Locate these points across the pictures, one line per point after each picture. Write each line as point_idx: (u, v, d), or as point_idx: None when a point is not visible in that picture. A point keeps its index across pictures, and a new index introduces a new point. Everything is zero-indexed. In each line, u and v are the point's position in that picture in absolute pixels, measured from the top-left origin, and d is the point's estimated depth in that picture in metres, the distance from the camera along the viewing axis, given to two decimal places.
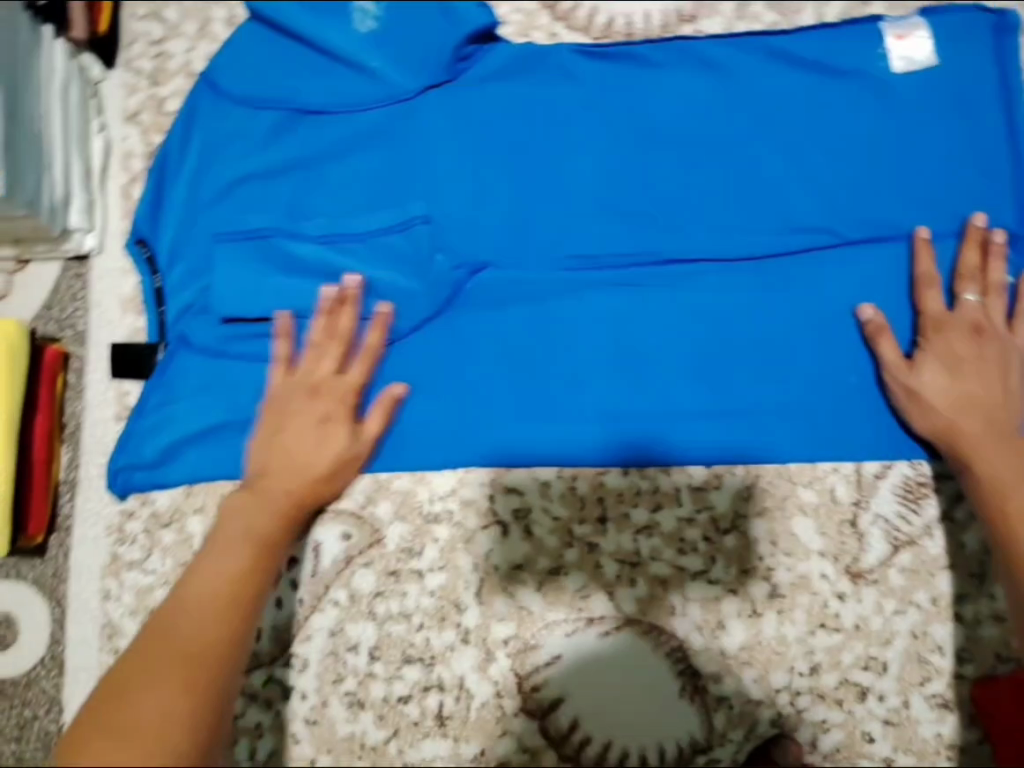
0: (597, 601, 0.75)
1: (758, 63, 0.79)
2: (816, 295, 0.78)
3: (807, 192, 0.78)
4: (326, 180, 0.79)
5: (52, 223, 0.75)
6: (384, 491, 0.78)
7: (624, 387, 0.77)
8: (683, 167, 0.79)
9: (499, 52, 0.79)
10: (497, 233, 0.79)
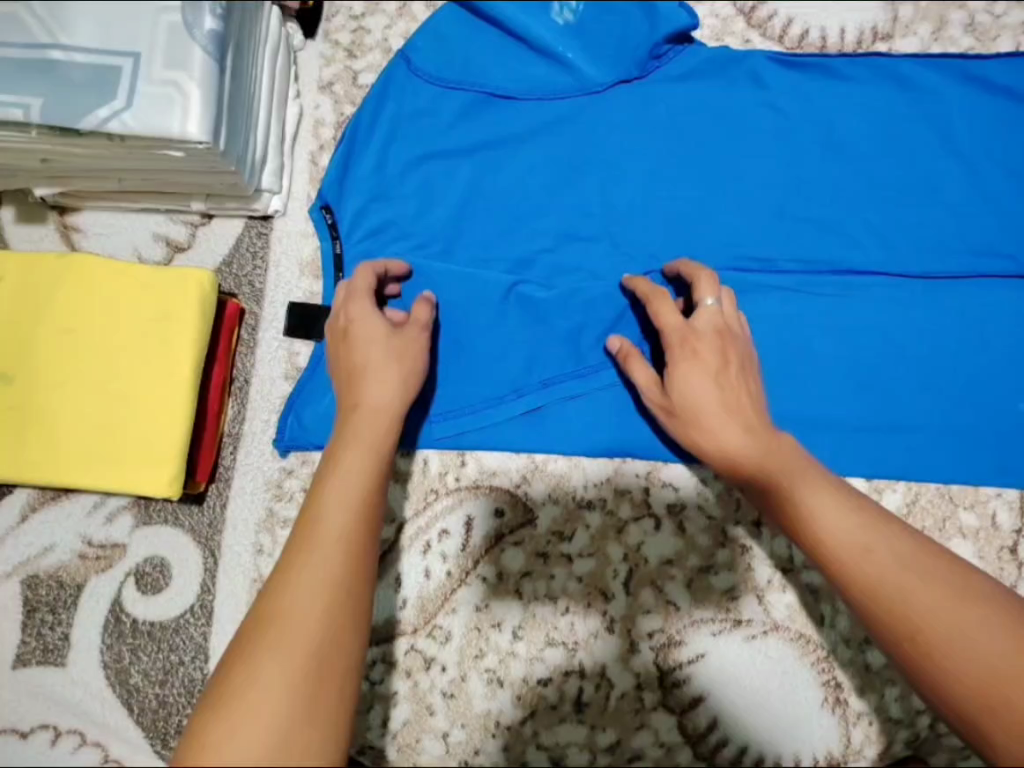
0: (746, 603, 0.75)
1: (951, 85, 0.81)
2: (992, 321, 0.78)
3: (992, 212, 0.79)
4: (512, 162, 0.83)
5: (251, 182, 0.79)
6: (540, 473, 0.79)
7: (789, 395, 0.77)
8: (865, 178, 0.80)
9: (693, 54, 0.83)
10: (671, 228, 0.81)
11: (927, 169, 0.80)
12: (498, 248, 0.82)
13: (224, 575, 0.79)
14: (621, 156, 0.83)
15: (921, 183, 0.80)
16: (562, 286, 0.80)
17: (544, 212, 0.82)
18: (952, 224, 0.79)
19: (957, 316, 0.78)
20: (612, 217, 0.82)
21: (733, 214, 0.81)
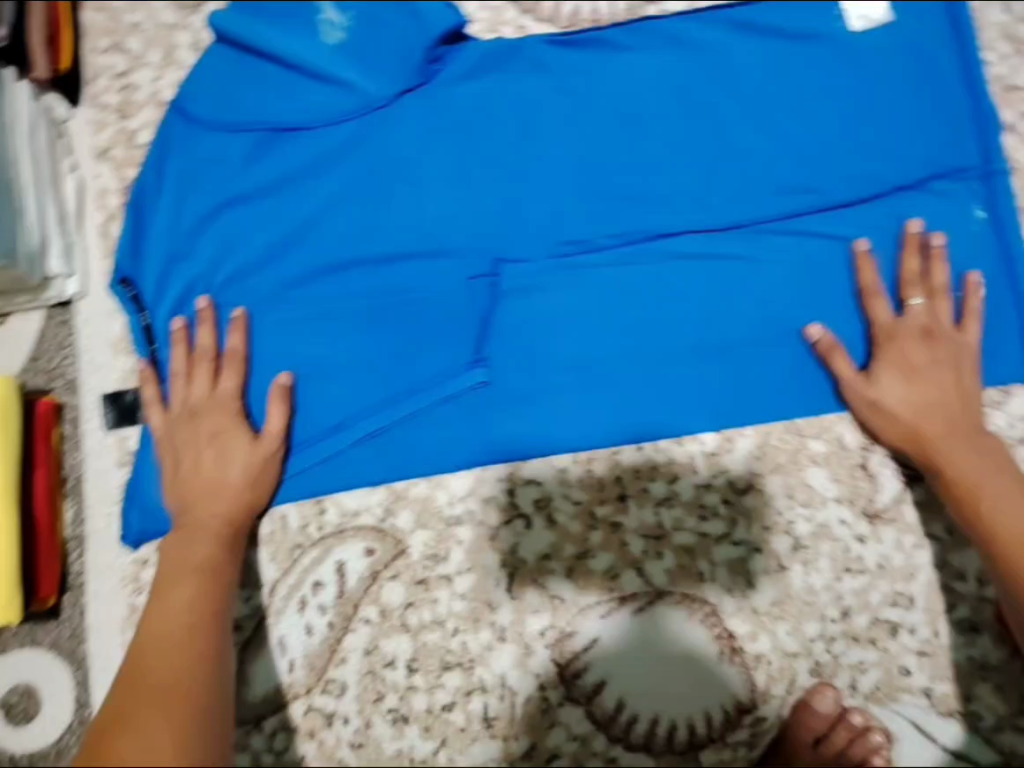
0: (628, 578, 0.76)
1: (723, 35, 0.81)
2: (808, 254, 0.78)
3: (785, 150, 0.79)
4: (307, 195, 0.81)
5: (32, 271, 0.76)
6: (402, 501, 0.77)
7: (622, 371, 0.78)
8: (658, 143, 0.80)
9: (469, 51, 0.82)
10: (481, 231, 0.80)
11: (715, 121, 0.80)
12: (308, 289, 0.80)
13: (97, 685, 0.75)
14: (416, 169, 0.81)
15: (712, 136, 0.80)
16: (376, 314, 0.79)
17: (350, 241, 0.80)
18: (748, 170, 0.79)
19: (770, 257, 0.78)
20: (419, 231, 0.80)
21: (537, 203, 0.81)
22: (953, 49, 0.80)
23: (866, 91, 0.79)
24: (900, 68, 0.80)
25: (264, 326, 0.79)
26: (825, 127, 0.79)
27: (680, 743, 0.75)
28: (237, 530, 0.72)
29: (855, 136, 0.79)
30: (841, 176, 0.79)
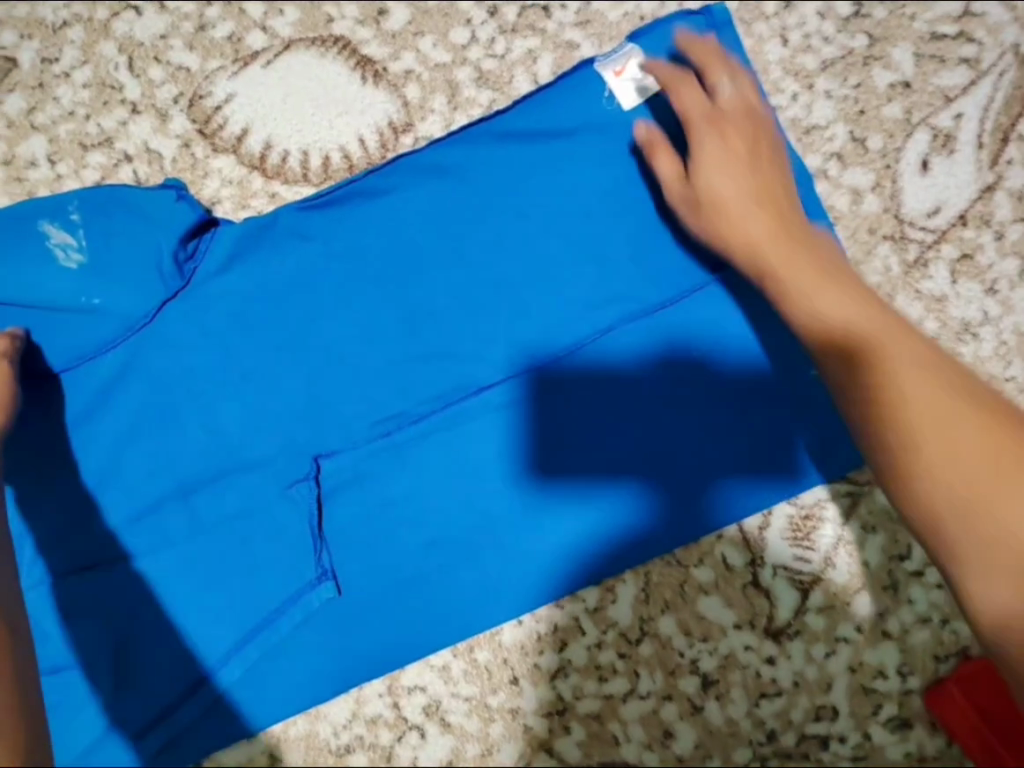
0: (540, 762, 0.70)
1: (487, 151, 0.72)
2: (639, 367, 0.71)
3: (591, 267, 0.71)
4: (89, 445, 0.72)
5: None
6: (286, 742, 0.72)
7: (475, 549, 0.70)
8: (453, 292, 0.72)
9: (223, 238, 0.74)
10: (287, 435, 0.72)
11: (507, 254, 0.72)
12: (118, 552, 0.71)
13: None
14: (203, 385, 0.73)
15: (509, 270, 0.72)
16: (200, 558, 0.71)
17: (152, 484, 0.72)
18: (557, 297, 0.72)
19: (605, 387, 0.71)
20: (222, 451, 0.72)
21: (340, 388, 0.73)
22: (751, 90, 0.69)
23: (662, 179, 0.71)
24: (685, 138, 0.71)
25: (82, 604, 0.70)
26: (628, 229, 0.71)
27: None
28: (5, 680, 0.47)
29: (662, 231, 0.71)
30: (659, 277, 0.71)
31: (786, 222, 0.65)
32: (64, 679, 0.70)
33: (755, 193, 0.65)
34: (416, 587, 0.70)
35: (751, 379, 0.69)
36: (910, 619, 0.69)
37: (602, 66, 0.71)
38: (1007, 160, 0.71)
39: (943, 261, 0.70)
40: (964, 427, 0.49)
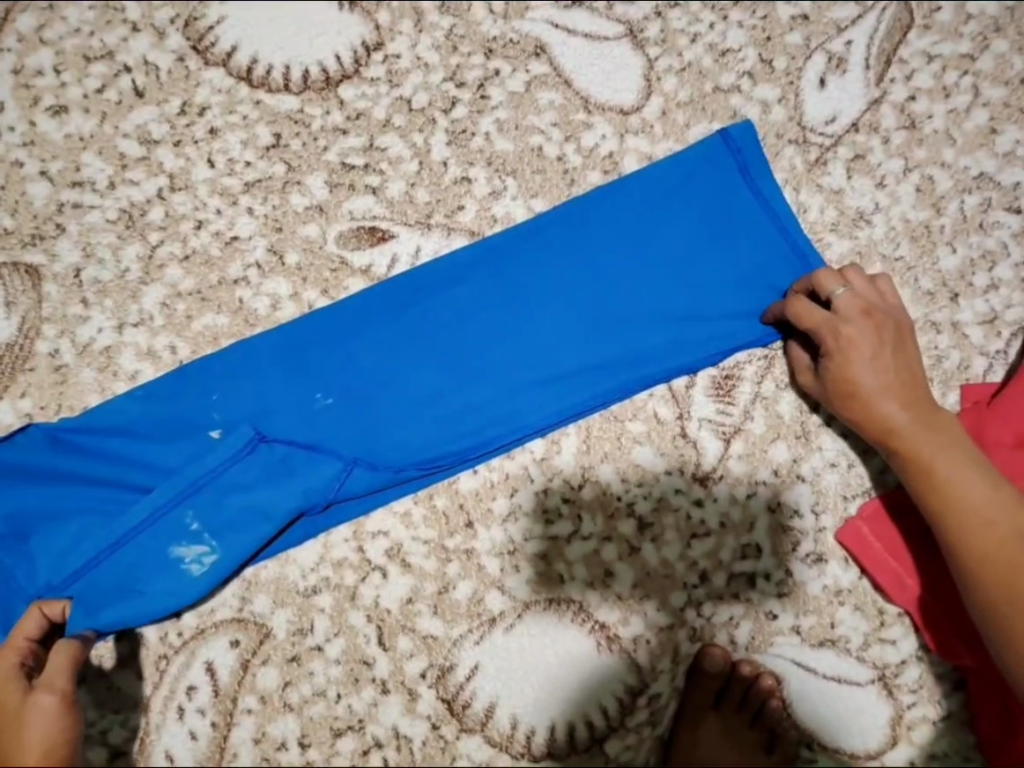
0: (492, 599, 0.78)
1: (507, 261, 0.83)
2: (604, 305, 0.81)
3: (623, 340, 0.81)
4: (114, 411, 0.78)
5: None
6: (256, 586, 0.77)
7: (446, 436, 0.79)
8: (474, 250, 0.83)
9: (265, 373, 0.80)
10: (295, 380, 0.80)
11: (556, 339, 0.81)
12: (140, 468, 0.77)
13: None
14: (195, 266, 0.82)
15: (541, 292, 0.82)
16: (206, 498, 0.75)
17: (192, 525, 0.75)
18: (550, 258, 0.83)
19: (581, 314, 0.81)
20: (231, 396, 0.79)
21: (321, 268, 0.83)
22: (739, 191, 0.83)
23: (701, 240, 0.82)
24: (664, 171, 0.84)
25: (102, 508, 0.76)
26: (662, 306, 0.81)
27: (583, 741, 0.78)
28: None
29: (690, 315, 0.81)
30: (653, 253, 0.82)
31: (928, 418, 0.73)
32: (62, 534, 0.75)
33: (907, 412, 0.73)
34: (392, 457, 0.78)
35: (692, 307, 0.81)
36: (821, 463, 0.81)
37: (548, 15, 0.88)
38: (889, 79, 0.88)
39: (839, 160, 0.87)
40: (931, 441, 0.72)
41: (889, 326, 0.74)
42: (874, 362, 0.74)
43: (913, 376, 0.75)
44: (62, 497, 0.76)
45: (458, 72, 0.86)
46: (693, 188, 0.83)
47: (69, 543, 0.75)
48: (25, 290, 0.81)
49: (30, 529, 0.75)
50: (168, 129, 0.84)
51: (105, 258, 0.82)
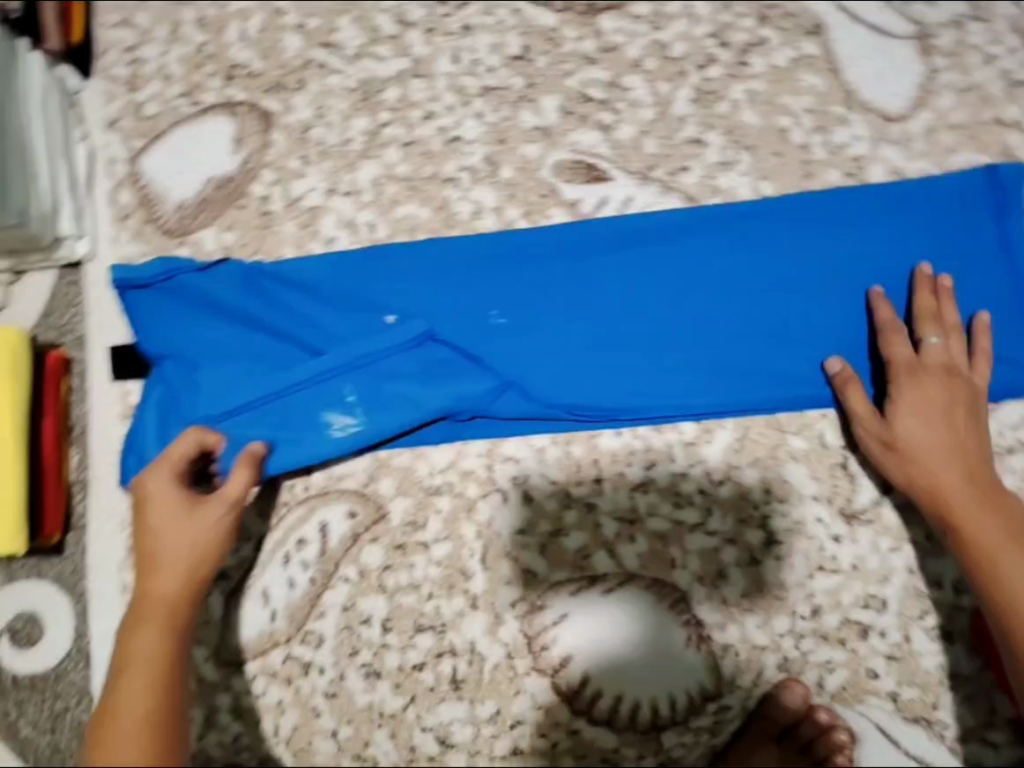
0: (599, 559, 0.78)
1: (714, 239, 0.79)
2: (803, 309, 0.78)
3: (811, 349, 0.77)
4: (300, 271, 0.80)
5: (44, 231, 0.77)
6: (385, 468, 0.80)
7: (607, 390, 0.78)
8: (688, 217, 0.79)
9: (448, 276, 0.80)
10: (476, 292, 0.80)
11: (741, 331, 0.78)
12: (312, 330, 0.79)
13: (96, 618, 0.80)
14: (413, 154, 0.82)
15: (742, 279, 0.79)
16: (369, 375, 0.78)
17: (348, 398, 0.78)
18: (760, 246, 0.79)
19: (776, 311, 0.78)
20: (411, 288, 0.80)
21: (530, 189, 0.81)
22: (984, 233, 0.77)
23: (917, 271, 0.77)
24: (909, 190, 0.78)
25: (271, 357, 0.79)
26: (861, 331, 0.77)
27: (643, 722, 0.78)
28: None
29: (885, 349, 0.77)
30: (872, 275, 0.77)
31: (986, 492, 0.71)
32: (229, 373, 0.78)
33: (968, 484, 0.71)
34: (551, 394, 0.78)
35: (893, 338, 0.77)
36: None
37: None
38: None
39: None
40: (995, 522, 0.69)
41: (960, 389, 0.73)
42: (943, 417, 0.72)
43: (979, 447, 0.72)
44: (237, 335, 0.79)
45: (725, 30, 0.80)
46: (936, 216, 0.77)
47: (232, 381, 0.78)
48: (256, 133, 0.83)
49: (200, 357, 0.79)
50: (424, 14, 0.83)
51: (334, 123, 0.83)
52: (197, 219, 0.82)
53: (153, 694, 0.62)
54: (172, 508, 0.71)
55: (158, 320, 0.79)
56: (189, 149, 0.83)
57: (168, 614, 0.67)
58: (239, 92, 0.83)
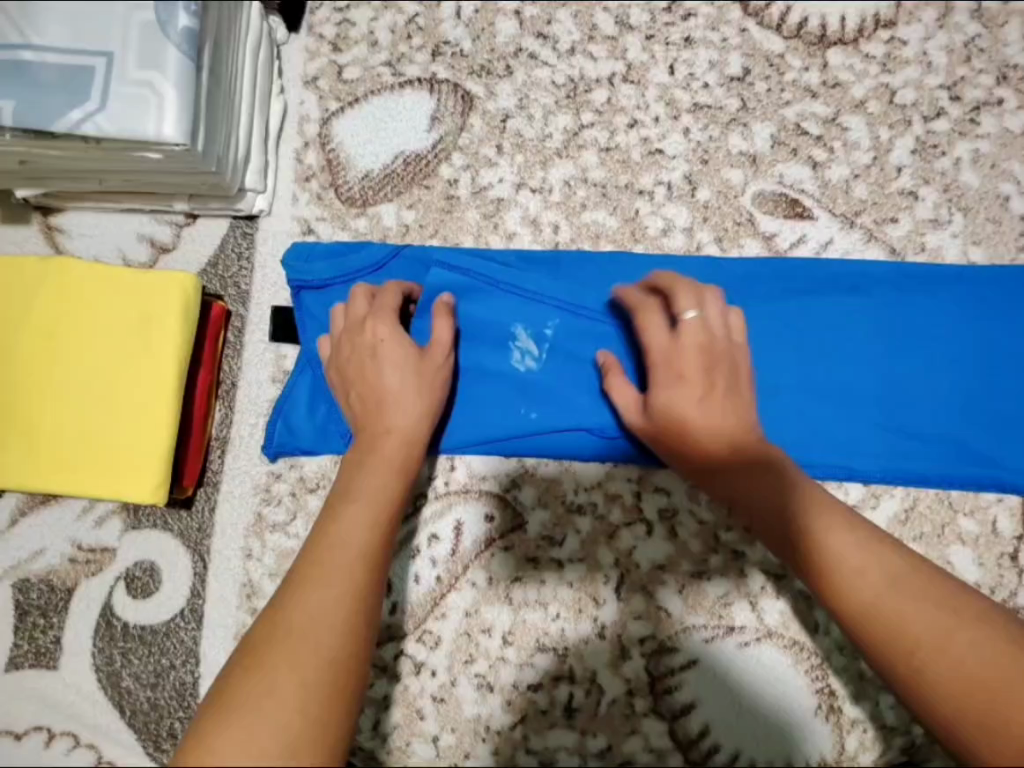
0: (739, 609, 0.74)
1: (913, 300, 0.75)
2: (997, 388, 0.73)
3: (1000, 430, 0.73)
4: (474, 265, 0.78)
5: (233, 181, 0.77)
6: (529, 477, 0.77)
7: (782, 438, 0.73)
8: (886, 274, 0.76)
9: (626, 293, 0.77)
10: None
11: (931, 400, 0.73)
12: (480, 327, 0.76)
13: (214, 580, 0.78)
14: (611, 160, 0.81)
15: (935, 342, 0.74)
16: (532, 382, 0.76)
17: (507, 399, 0.76)
18: (961, 317, 0.74)
19: (969, 386, 0.73)
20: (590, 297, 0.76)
21: (726, 216, 0.79)
22: None
23: None
24: None
25: None
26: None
27: None
28: (20, 156, 0.71)
29: None
30: None
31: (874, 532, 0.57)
32: None
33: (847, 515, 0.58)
34: None
35: None
36: None
37: None
38: None
39: None
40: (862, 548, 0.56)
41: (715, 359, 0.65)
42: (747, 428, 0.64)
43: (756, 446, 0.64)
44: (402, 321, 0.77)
45: (959, 84, 0.78)
46: None
47: None
48: (454, 113, 0.83)
49: None
50: (647, 20, 0.82)
51: (535, 116, 0.82)
52: (380, 192, 0.82)
53: (375, 526, 0.56)
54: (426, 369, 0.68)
55: (326, 294, 0.78)
56: (386, 118, 0.83)
57: (390, 459, 0.62)
58: (442, 70, 0.83)
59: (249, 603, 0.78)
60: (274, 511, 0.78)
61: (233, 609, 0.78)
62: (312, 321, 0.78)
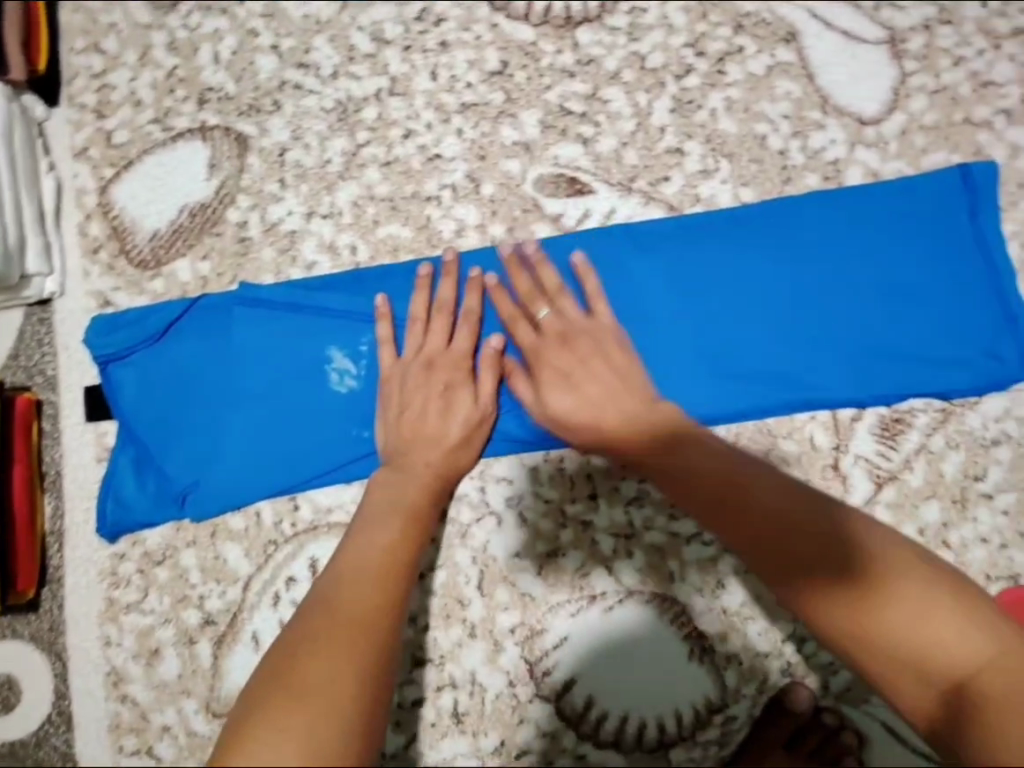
0: (597, 577, 0.76)
1: (698, 246, 0.78)
2: (792, 314, 0.77)
3: (801, 353, 0.76)
4: (273, 302, 0.78)
5: (10, 270, 0.75)
6: None
7: None
8: (668, 229, 0.78)
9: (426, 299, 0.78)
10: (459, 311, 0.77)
11: (732, 336, 0.77)
12: (290, 362, 0.77)
13: (77, 675, 0.76)
14: (393, 173, 0.82)
15: (728, 281, 0.77)
16: (353, 404, 0.77)
17: (329, 426, 0.76)
18: (746, 253, 0.78)
19: (766, 317, 0.77)
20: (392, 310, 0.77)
21: (513, 205, 0.81)
22: (965, 234, 0.77)
23: (903, 273, 0.77)
24: (890, 193, 0.79)
25: (249, 392, 0.77)
26: (833, 332, 0.76)
27: (650, 742, 0.76)
28: None
29: (872, 348, 0.76)
30: (857, 279, 0.77)
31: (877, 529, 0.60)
32: (205, 413, 0.77)
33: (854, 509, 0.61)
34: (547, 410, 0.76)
35: (883, 338, 0.76)
36: (971, 536, 0.76)
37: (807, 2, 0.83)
38: None
39: None
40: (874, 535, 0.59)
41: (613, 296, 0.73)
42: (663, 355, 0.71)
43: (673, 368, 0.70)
44: (212, 373, 0.77)
45: (701, 40, 0.83)
46: (921, 218, 0.78)
47: (210, 420, 0.77)
48: (230, 157, 0.82)
49: (176, 397, 0.77)
50: (401, 32, 0.84)
51: (311, 145, 0.82)
52: (172, 249, 0.81)
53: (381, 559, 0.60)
54: (416, 375, 0.74)
55: (131, 362, 0.77)
56: (162, 175, 0.82)
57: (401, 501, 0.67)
58: (211, 116, 0.83)
59: (118, 689, 0.76)
60: (125, 592, 0.77)
61: (102, 700, 0.76)
62: (121, 391, 0.77)
